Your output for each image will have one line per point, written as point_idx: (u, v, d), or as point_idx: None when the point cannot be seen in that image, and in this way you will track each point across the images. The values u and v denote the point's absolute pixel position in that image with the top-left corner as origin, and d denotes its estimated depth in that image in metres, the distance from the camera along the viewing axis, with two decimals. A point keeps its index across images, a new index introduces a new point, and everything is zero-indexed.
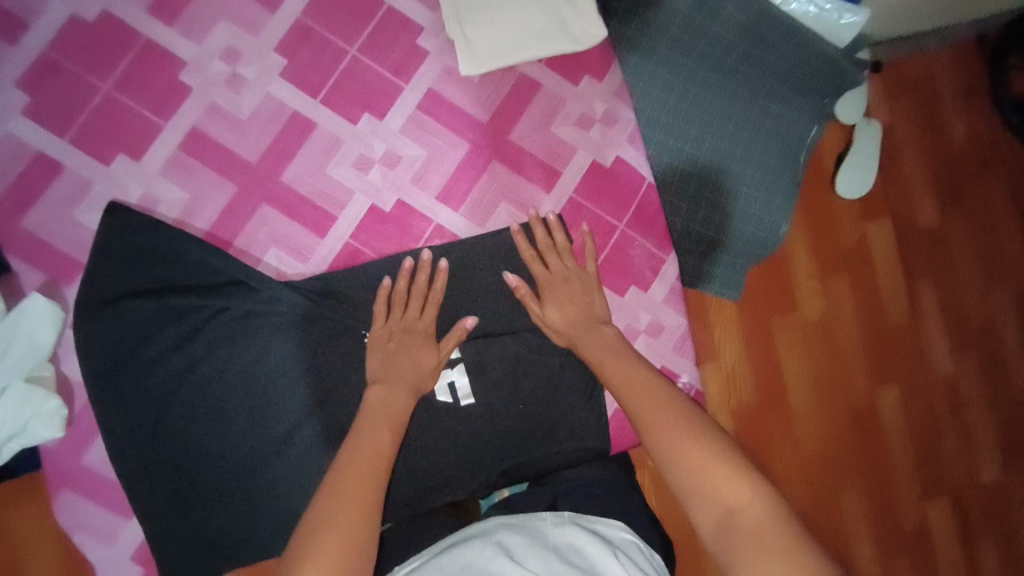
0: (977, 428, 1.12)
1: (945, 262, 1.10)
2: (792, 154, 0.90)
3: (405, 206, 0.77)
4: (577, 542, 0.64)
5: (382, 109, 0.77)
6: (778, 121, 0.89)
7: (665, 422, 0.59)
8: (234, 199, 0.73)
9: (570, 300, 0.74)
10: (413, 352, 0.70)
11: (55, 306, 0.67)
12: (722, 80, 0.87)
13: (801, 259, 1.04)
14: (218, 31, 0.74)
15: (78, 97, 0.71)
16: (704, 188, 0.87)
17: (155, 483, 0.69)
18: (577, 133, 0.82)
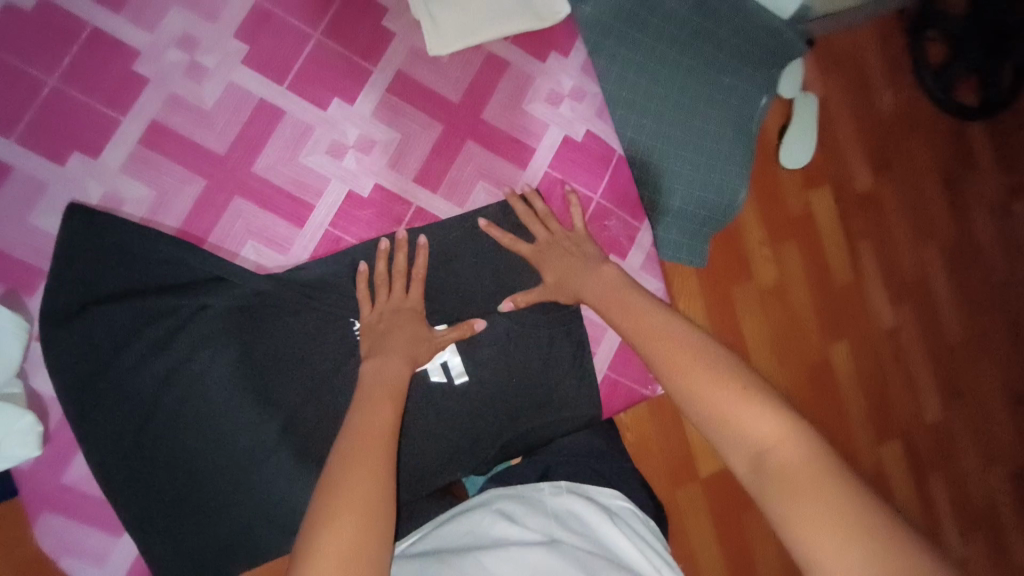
0: (920, 374, 1.21)
1: (881, 222, 1.19)
2: (747, 124, 0.93)
3: (385, 191, 0.76)
4: (576, 508, 0.67)
5: (352, 93, 0.76)
6: (733, 93, 0.92)
7: (683, 361, 0.55)
8: (204, 192, 0.71)
9: (561, 261, 0.74)
10: (403, 325, 0.69)
11: (20, 319, 0.63)
12: (677, 56, 0.89)
13: (755, 229, 1.09)
14: (172, 18, 0.71)
15: (22, 93, 0.67)
16: (667, 161, 0.89)
17: (145, 493, 0.66)
18: (547, 109, 0.83)
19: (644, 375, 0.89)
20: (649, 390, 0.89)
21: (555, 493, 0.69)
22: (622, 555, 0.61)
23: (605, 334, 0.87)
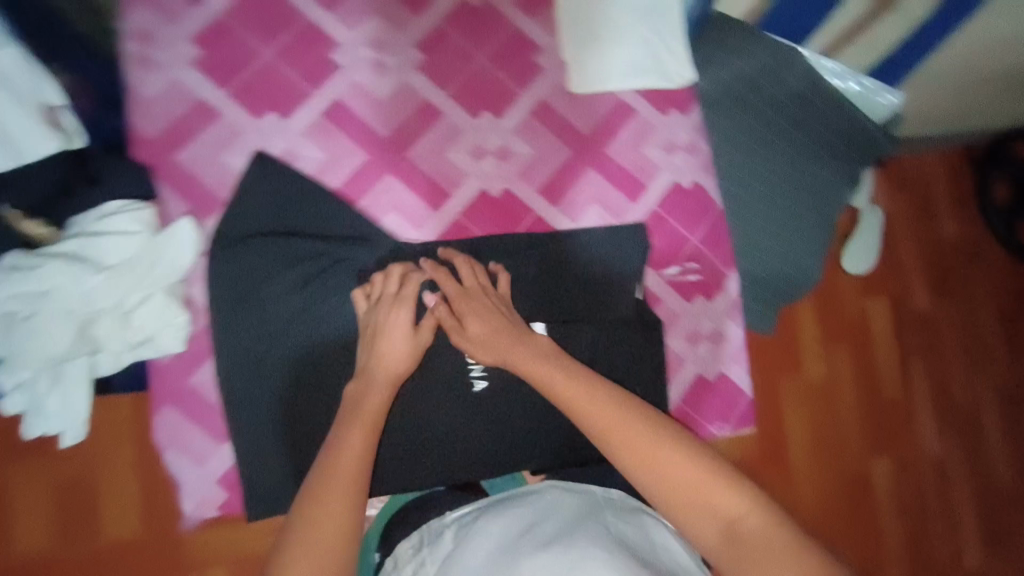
0: (962, 515, 1.12)
1: (940, 354, 1.13)
2: (829, 211, 0.95)
3: (512, 195, 0.86)
4: (629, 511, 0.67)
5: (501, 109, 0.87)
6: (817, 182, 0.95)
7: (630, 438, 0.59)
8: (362, 165, 0.81)
9: (483, 315, 0.72)
10: (387, 331, 0.71)
11: (199, 232, 0.72)
12: (773, 137, 0.94)
13: (808, 324, 1.06)
14: (369, 23, 0.83)
15: (240, 58, 0.79)
16: (748, 230, 0.94)
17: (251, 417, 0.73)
18: (662, 156, 0.92)
19: (711, 412, 0.92)
20: (715, 432, 0.92)
21: (609, 497, 0.69)
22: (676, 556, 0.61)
23: (683, 367, 0.90)
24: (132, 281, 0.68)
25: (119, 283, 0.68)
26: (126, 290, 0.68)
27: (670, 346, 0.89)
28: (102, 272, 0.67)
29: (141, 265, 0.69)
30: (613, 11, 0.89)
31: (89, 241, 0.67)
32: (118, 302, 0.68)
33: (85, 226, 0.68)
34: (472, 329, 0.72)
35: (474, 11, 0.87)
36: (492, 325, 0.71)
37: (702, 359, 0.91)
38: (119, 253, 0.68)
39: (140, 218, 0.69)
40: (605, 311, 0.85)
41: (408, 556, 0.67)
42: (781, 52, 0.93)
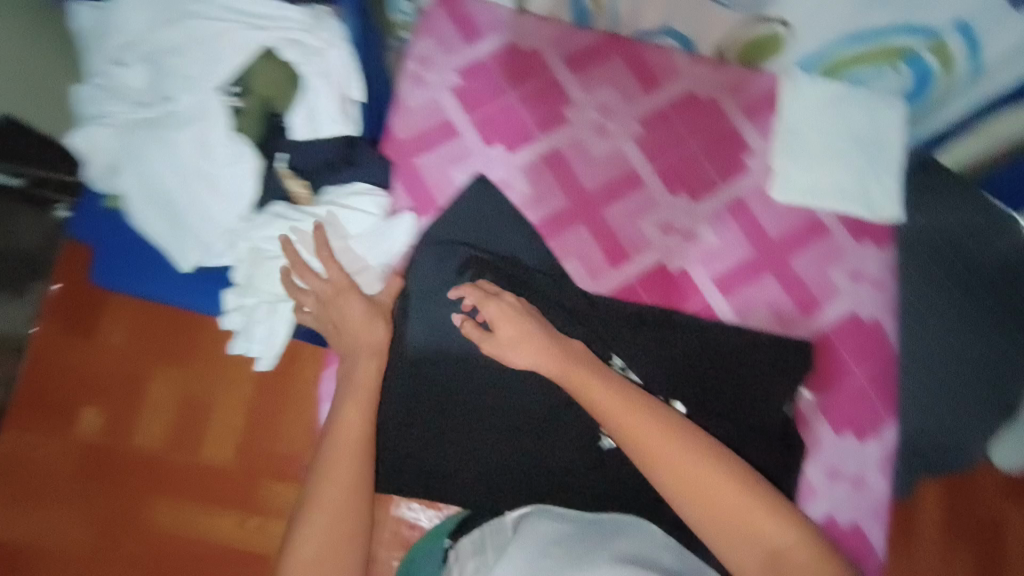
0: None
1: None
2: (1008, 392, 0.89)
3: (687, 276, 0.89)
4: (690, 559, 0.64)
5: (700, 195, 0.90)
6: (1003, 359, 0.89)
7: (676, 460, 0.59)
8: (561, 211, 0.89)
9: (506, 318, 0.71)
10: (347, 314, 0.73)
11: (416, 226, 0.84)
12: (965, 300, 0.90)
13: (933, 511, 0.92)
14: (605, 91, 0.90)
15: (491, 95, 0.89)
16: (913, 386, 0.90)
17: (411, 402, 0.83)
18: (847, 283, 0.90)
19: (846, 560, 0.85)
20: None
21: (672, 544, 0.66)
22: None
23: (816, 500, 0.86)
24: (358, 254, 0.80)
25: (348, 251, 0.79)
26: (351, 259, 0.79)
27: (807, 474, 0.86)
28: (340, 239, 0.79)
29: (370, 243, 0.80)
30: (836, 135, 0.90)
31: (337, 211, 0.78)
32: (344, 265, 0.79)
33: (336, 197, 0.79)
34: (501, 334, 0.70)
35: (699, 103, 0.91)
36: (523, 328, 0.69)
37: (837, 499, 0.86)
38: (356, 226, 0.80)
39: (379, 202, 0.80)
40: (750, 413, 0.84)
41: (468, 553, 0.69)
42: (992, 218, 0.90)
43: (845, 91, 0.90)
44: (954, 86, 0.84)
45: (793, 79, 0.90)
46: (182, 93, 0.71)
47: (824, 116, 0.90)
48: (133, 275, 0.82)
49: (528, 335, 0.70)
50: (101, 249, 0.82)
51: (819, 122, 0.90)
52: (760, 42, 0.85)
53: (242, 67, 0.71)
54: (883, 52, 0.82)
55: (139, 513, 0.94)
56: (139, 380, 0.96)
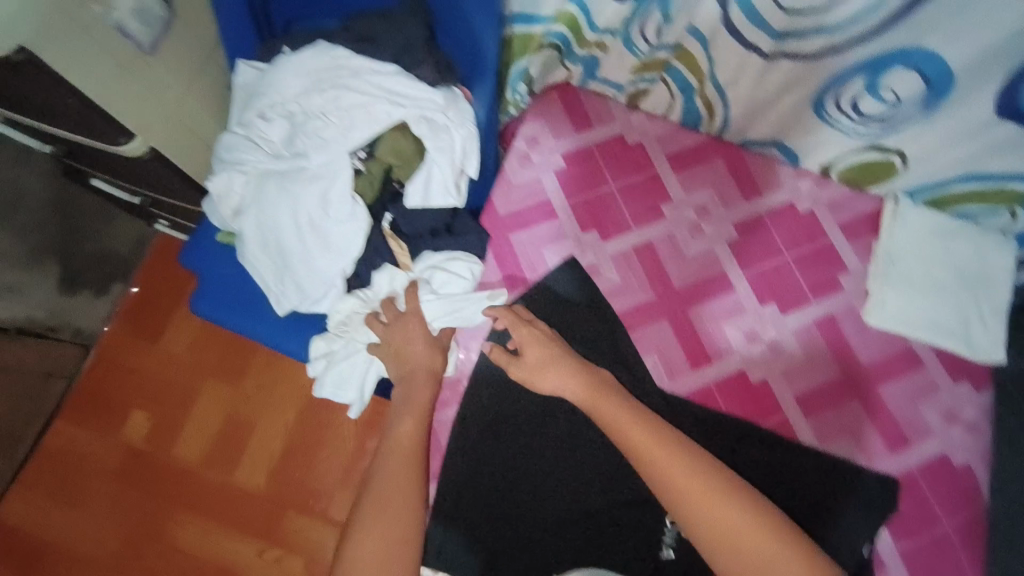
0: None
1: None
2: None
3: (768, 388, 0.87)
4: None
5: (789, 308, 0.89)
6: None
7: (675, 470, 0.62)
8: (647, 303, 0.89)
9: (536, 342, 0.75)
10: (405, 350, 0.76)
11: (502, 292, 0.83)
12: None
13: None
14: (704, 192, 0.91)
15: (593, 183, 0.92)
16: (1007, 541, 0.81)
17: (474, 477, 0.85)
18: (939, 422, 0.86)
19: None
20: None
21: None
22: None
23: None
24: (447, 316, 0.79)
25: (436, 311, 0.79)
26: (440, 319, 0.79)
27: None
28: (429, 298, 0.79)
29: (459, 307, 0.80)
30: (937, 267, 0.88)
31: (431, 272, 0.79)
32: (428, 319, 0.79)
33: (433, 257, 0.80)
34: (530, 358, 0.74)
35: (799, 216, 0.91)
36: (550, 353, 0.74)
37: None
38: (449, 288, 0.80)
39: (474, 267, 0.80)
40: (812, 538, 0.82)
41: None
42: None
43: (951, 224, 0.88)
44: None
45: (897, 205, 0.89)
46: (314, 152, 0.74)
47: (926, 246, 0.88)
48: (229, 310, 0.85)
49: (555, 360, 0.73)
50: (206, 280, 0.87)
51: (921, 252, 0.88)
52: (870, 168, 0.86)
53: (372, 136, 0.73)
54: (1000, 193, 0.81)
55: (171, 531, 1.23)
56: (193, 392, 1.30)
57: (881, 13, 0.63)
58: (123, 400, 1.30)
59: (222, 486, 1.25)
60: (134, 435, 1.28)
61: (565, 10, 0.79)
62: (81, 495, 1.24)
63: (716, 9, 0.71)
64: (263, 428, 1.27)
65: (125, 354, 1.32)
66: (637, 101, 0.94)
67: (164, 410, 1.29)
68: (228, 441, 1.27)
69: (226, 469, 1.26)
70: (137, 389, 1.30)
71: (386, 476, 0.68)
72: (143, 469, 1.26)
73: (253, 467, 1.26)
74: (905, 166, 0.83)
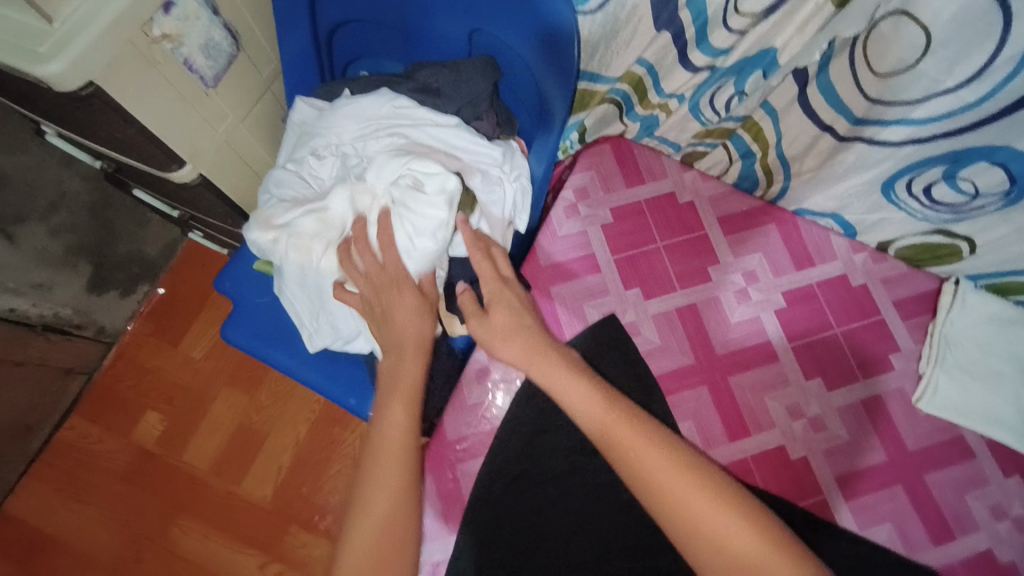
0: None
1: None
2: None
3: (808, 466, 0.82)
4: None
5: (834, 383, 0.85)
6: None
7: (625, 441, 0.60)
8: (686, 367, 0.85)
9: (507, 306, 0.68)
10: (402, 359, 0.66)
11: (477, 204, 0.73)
12: None
13: None
14: (753, 258, 0.90)
15: (640, 239, 0.90)
16: None
17: (494, 531, 0.78)
18: (988, 517, 0.81)
19: None
20: None
21: None
22: None
23: None
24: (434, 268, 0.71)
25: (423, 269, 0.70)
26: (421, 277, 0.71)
27: None
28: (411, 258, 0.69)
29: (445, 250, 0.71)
30: (996, 355, 0.84)
31: (400, 218, 0.68)
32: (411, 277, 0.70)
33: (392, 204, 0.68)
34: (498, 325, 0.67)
35: (850, 288, 0.89)
36: (520, 322, 0.68)
37: None
38: (429, 236, 0.68)
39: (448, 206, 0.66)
40: None
41: None
42: None
43: (1014, 312, 0.84)
44: None
45: (957, 287, 0.86)
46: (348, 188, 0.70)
47: (983, 333, 0.84)
48: (256, 340, 0.84)
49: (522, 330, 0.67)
50: (238, 307, 0.85)
51: (979, 337, 0.85)
52: (932, 248, 0.85)
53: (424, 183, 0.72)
54: None
55: (173, 537, 1.21)
56: (209, 400, 1.29)
57: (971, 113, 0.63)
58: (139, 401, 1.29)
59: (228, 496, 1.23)
60: (146, 437, 1.27)
61: (631, 71, 0.81)
62: (90, 493, 1.24)
63: (795, 87, 0.73)
64: (276, 440, 1.26)
65: (146, 355, 1.32)
66: (692, 161, 0.95)
67: (179, 415, 1.29)
68: (238, 450, 1.26)
69: (234, 478, 1.24)
70: (154, 391, 1.30)
71: (376, 473, 0.63)
72: (153, 471, 1.25)
73: (261, 479, 1.24)
74: (971, 253, 0.82)
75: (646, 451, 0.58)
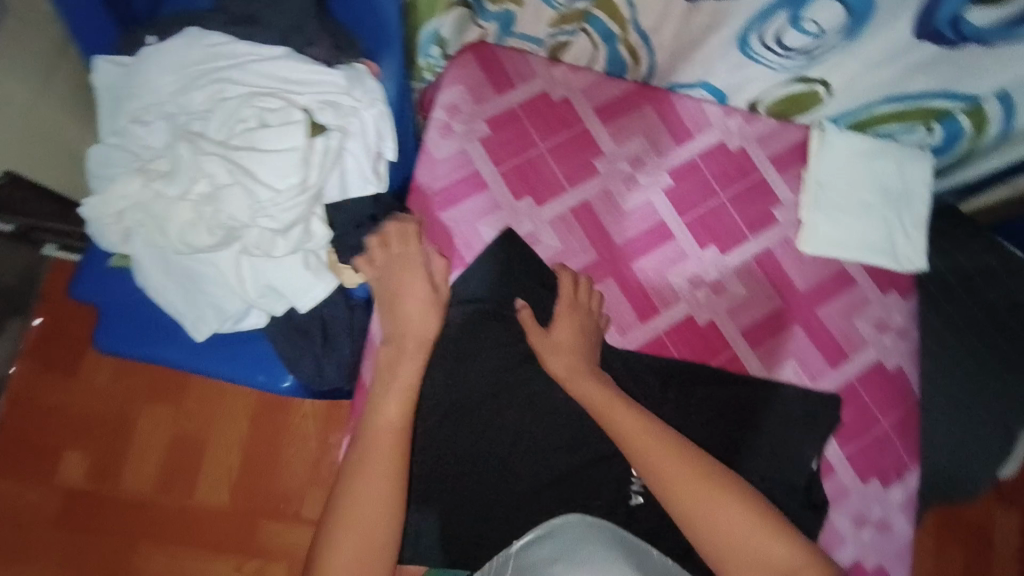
0: None
1: (984, 563, 1.22)
2: (1008, 424, 0.98)
3: (716, 328, 0.88)
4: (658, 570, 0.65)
5: (727, 246, 0.90)
6: (1002, 392, 0.98)
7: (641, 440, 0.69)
8: (591, 264, 0.87)
9: (571, 325, 0.80)
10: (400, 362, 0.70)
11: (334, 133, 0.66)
12: (972, 338, 1.00)
13: (929, 538, 1.22)
14: (635, 143, 0.90)
15: (521, 146, 0.87)
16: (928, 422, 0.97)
17: (439, 463, 0.80)
18: (872, 332, 0.91)
19: None
20: None
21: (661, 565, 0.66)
22: None
23: (842, 545, 0.86)
24: (298, 205, 0.65)
25: (291, 208, 0.65)
26: (286, 216, 0.65)
27: (834, 520, 0.86)
28: (269, 197, 0.64)
29: (303, 184, 0.65)
30: (864, 189, 0.90)
31: (240, 161, 0.63)
32: (278, 220, 0.65)
33: (224, 148, 0.63)
34: (559, 335, 0.79)
35: (729, 153, 0.91)
36: (578, 335, 0.79)
37: (864, 545, 0.86)
38: (288, 174, 0.64)
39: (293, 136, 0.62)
40: (768, 463, 0.85)
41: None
42: (1009, 263, 1.01)
43: (874, 144, 0.90)
44: (982, 143, 0.88)
45: (823, 132, 0.90)
46: (182, 146, 0.62)
47: (852, 170, 0.90)
48: (138, 341, 0.77)
49: (582, 354, 0.78)
50: (106, 313, 0.77)
51: (848, 174, 0.90)
52: (796, 99, 0.89)
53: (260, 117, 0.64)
54: (919, 111, 0.85)
55: (131, 562, 1.15)
56: (129, 420, 1.20)
57: None
58: (50, 442, 1.18)
59: (182, 510, 1.17)
60: (72, 478, 1.17)
61: None
62: (23, 546, 1.14)
63: None
64: (215, 441, 1.20)
65: (40, 395, 1.20)
66: (559, 56, 0.92)
67: (101, 447, 1.19)
68: (178, 460, 1.19)
69: (184, 492, 1.18)
70: (61, 428, 1.19)
71: (386, 420, 0.67)
72: (89, 509, 1.16)
73: (213, 484, 1.18)
74: (829, 95, 0.86)
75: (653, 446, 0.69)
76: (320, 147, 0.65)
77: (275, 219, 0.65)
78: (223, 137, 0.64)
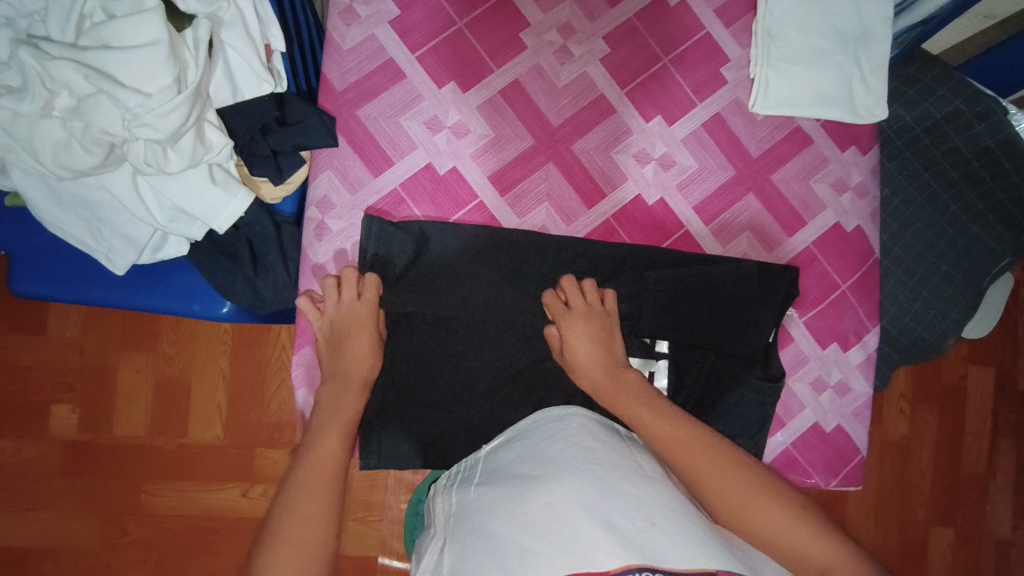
0: (1002, 533, 1.28)
1: (957, 421, 1.26)
2: (976, 276, 0.95)
3: (666, 206, 0.84)
4: (623, 458, 0.59)
5: (673, 116, 0.84)
6: (968, 244, 0.95)
7: (673, 439, 0.64)
8: (528, 150, 0.81)
9: (586, 331, 0.74)
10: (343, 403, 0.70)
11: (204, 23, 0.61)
12: (937, 190, 0.96)
13: (901, 400, 1.24)
14: (563, 8, 0.82)
15: (438, 24, 0.79)
16: (887, 281, 0.98)
17: (389, 372, 0.78)
18: (830, 194, 0.87)
19: (830, 466, 0.87)
20: (821, 484, 0.87)
21: (647, 468, 0.59)
22: (682, 507, 0.53)
23: (801, 411, 0.87)
24: (178, 105, 0.58)
25: (174, 114, 0.58)
26: (167, 121, 0.58)
27: (794, 388, 0.86)
28: (141, 101, 0.57)
29: (178, 82, 0.58)
30: (820, 33, 0.82)
31: (97, 63, 0.56)
32: (158, 128, 0.58)
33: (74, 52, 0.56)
34: (580, 351, 0.73)
35: (668, 10, 0.83)
36: (600, 338, 0.75)
37: (823, 408, 0.87)
38: (157, 73, 0.57)
39: (152, 25, 0.56)
40: (734, 344, 0.82)
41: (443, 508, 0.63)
42: (981, 102, 0.93)
43: None
44: None
45: None
46: (20, 51, 0.55)
47: (803, 12, 0.82)
48: (57, 285, 0.73)
49: (611, 367, 0.73)
50: (17, 258, 0.73)
51: (800, 18, 0.82)
52: None
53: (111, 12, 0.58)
54: None
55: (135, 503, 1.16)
56: (98, 373, 1.17)
57: None
58: (25, 403, 1.16)
59: (177, 449, 1.17)
60: (64, 429, 1.16)
61: None
62: (23, 499, 1.16)
63: None
64: (193, 383, 1.18)
65: (14, 355, 1.17)
66: None
67: (84, 396, 1.17)
68: (158, 406, 1.18)
69: (177, 430, 1.18)
70: (35, 386, 1.17)
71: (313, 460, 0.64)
72: (80, 459, 1.16)
73: (204, 423, 1.18)
74: None
75: (682, 443, 0.63)
76: (190, 39, 0.60)
77: (156, 127, 0.58)
78: (72, 38, 0.57)
